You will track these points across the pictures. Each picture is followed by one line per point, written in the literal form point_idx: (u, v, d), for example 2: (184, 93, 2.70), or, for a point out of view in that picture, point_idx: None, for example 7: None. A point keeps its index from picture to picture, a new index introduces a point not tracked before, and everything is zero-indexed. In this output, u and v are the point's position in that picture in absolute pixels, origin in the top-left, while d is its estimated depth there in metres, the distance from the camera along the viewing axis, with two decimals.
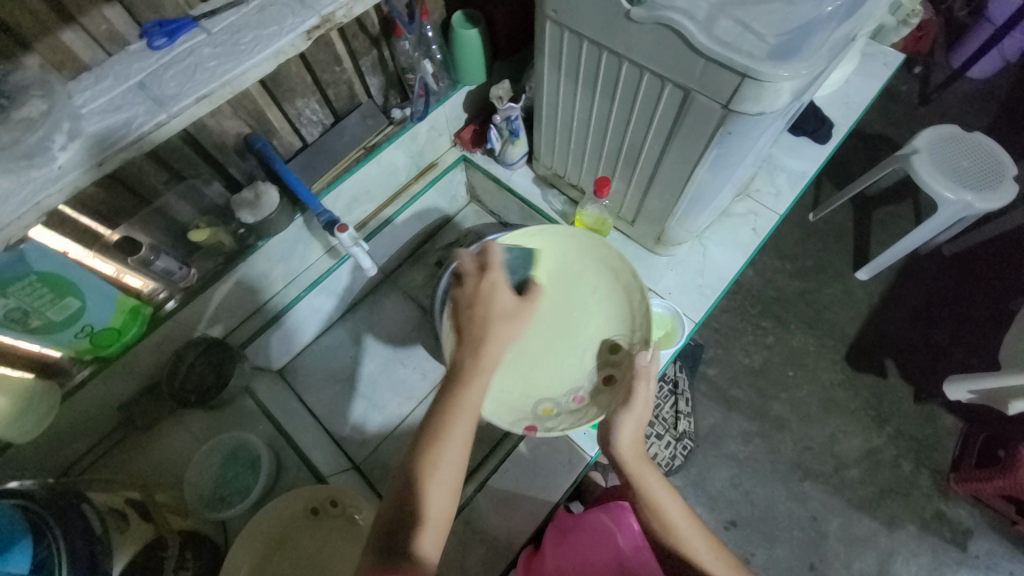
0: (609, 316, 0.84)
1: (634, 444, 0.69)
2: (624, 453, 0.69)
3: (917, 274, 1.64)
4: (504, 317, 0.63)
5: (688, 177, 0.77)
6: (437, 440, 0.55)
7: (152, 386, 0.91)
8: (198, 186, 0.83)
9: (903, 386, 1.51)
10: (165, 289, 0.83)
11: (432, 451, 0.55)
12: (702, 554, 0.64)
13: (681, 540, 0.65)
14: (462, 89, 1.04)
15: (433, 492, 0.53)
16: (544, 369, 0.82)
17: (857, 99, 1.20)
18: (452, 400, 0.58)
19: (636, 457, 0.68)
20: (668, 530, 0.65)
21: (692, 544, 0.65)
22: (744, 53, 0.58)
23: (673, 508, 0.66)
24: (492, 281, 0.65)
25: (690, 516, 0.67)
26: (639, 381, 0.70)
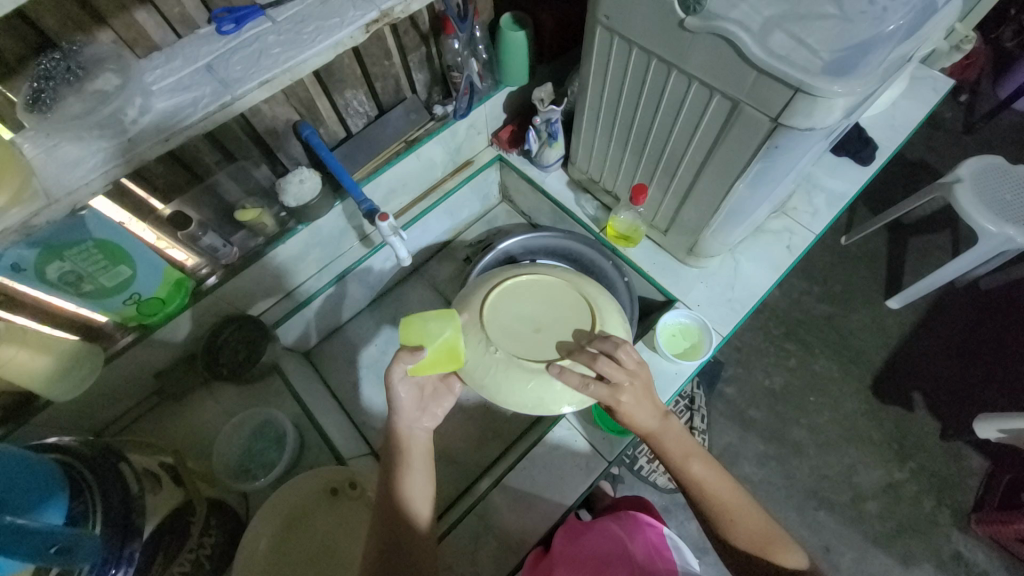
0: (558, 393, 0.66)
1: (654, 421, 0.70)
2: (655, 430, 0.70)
3: (950, 306, 1.59)
4: (413, 412, 0.70)
5: (727, 190, 0.77)
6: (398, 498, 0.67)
7: (188, 357, 0.94)
8: (246, 167, 0.86)
9: (930, 420, 1.46)
10: (208, 265, 0.87)
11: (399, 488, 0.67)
12: (733, 508, 0.69)
13: (713, 499, 0.70)
14: (503, 89, 1.05)
15: (409, 504, 0.67)
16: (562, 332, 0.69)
17: (902, 123, 1.17)
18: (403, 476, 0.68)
19: (658, 431, 0.70)
20: (697, 492, 0.70)
21: (722, 498, 0.70)
22: (798, 67, 0.57)
23: (702, 468, 0.71)
24: None
25: (716, 469, 0.72)
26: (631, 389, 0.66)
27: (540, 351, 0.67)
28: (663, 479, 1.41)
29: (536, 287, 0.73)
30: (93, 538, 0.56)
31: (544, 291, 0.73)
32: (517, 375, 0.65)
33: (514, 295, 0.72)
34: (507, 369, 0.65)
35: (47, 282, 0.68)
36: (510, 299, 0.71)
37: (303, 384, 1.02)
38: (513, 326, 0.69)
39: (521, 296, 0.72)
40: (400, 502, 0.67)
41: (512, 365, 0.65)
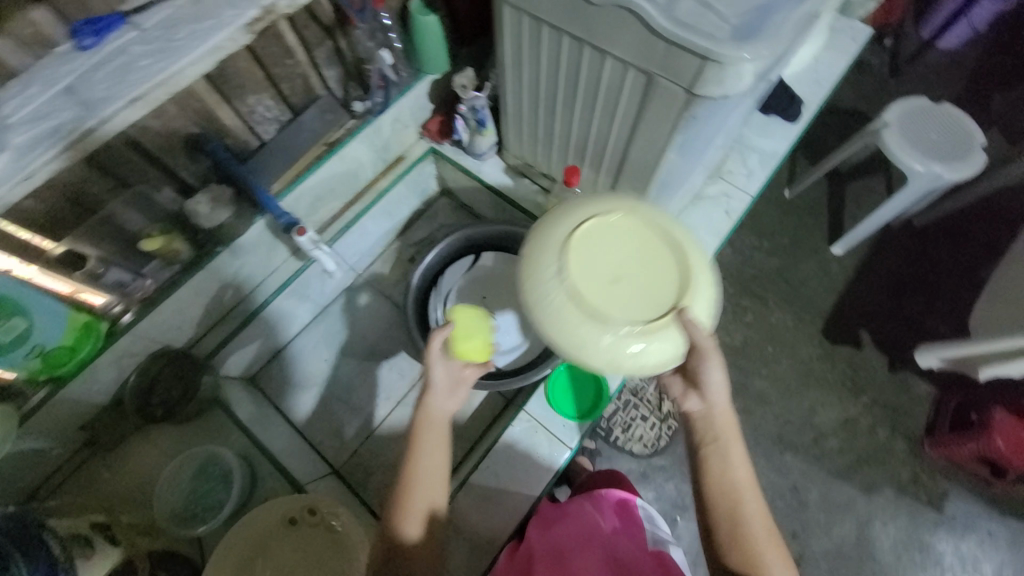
0: (609, 348, 0.62)
1: (721, 408, 0.71)
2: (717, 408, 0.71)
3: (889, 246, 1.67)
4: (446, 394, 0.74)
5: (657, 162, 0.76)
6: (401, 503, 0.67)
7: (117, 403, 0.87)
8: (147, 193, 0.79)
9: (878, 356, 1.55)
10: (121, 301, 0.80)
11: (408, 486, 0.68)
12: (755, 522, 0.65)
13: (742, 503, 0.66)
14: (426, 78, 1.00)
15: (417, 503, 0.67)
16: (649, 287, 0.64)
17: (825, 77, 1.19)
18: (410, 478, 0.68)
19: (718, 423, 0.71)
20: (727, 490, 0.67)
21: (747, 507, 0.66)
22: (706, 35, 0.56)
23: (740, 468, 0.68)
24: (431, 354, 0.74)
25: (750, 475, 0.69)
26: (711, 360, 0.67)
27: (616, 303, 0.62)
28: (638, 446, 1.44)
29: (633, 233, 0.66)
30: None
31: (634, 242, 0.66)
32: (569, 319, 0.62)
33: (608, 234, 0.65)
34: (564, 304, 0.62)
35: None
36: (599, 237, 0.65)
37: (251, 413, 0.96)
38: (596, 262, 0.64)
39: (613, 235, 0.66)
40: (407, 501, 0.67)
41: (573, 304, 0.62)
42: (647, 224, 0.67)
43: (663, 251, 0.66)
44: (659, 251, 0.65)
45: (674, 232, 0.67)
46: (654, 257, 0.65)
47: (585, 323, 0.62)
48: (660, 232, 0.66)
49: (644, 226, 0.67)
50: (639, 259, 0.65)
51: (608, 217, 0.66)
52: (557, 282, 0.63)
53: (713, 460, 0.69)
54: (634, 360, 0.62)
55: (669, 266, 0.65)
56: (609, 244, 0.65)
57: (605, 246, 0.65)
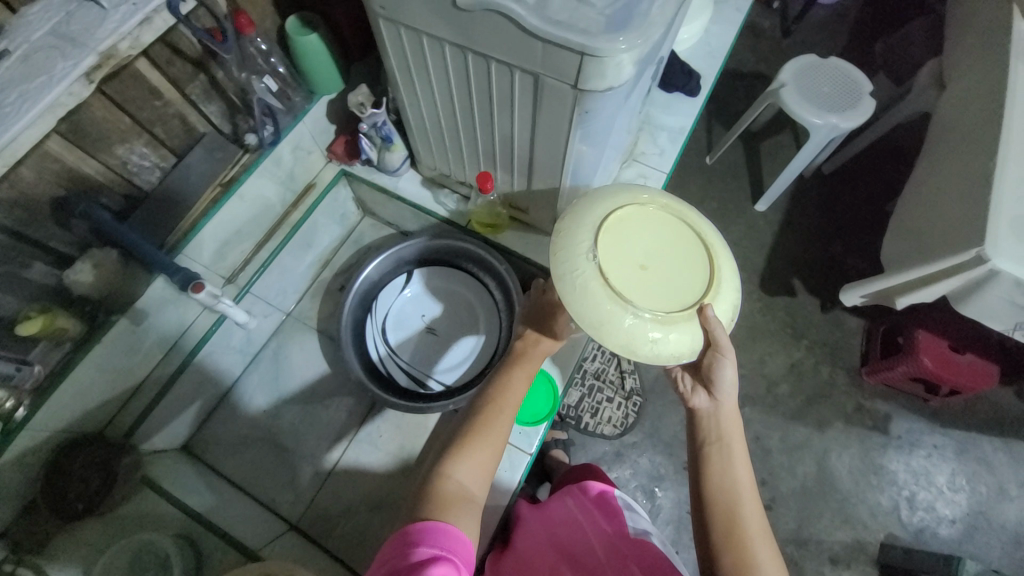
0: (627, 333, 0.62)
1: (727, 407, 0.72)
2: (724, 407, 0.72)
3: (806, 196, 1.78)
4: (520, 373, 0.72)
5: (564, 157, 0.76)
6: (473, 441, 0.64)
7: (27, 507, 0.75)
8: (14, 272, 0.69)
9: (811, 300, 1.65)
10: (10, 396, 0.71)
11: (466, 443, 0.64)
12: (750, 524, 0.65)
13: (741, 501, 0.66)
14: (320, 99, 0.97)
15: (473, 468, 0.63)
16: (674, 276, 0.65)
17: (718, 47, 1.24)
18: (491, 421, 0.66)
19: (722, 423, 0.72)
20: (728, 485, 0.67)
21: (745, 509, 0.66)
22: (578, 30, 0.55)
23: (742, 469, 0.69)
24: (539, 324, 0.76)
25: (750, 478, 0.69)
26: (728, 360, 0.67)
27: (642, 288, 0.64)
28: (609, 428, 1.46)
29: (665, 222, 0.68)
30: None
31: (674, 231, 0.68)
32: (592, 300, 0.62)
33: (645, 219, 0.68)
34: (591, 283, 0.63)
35: None
36: (637, 222, 0.67)
37: (183, 485, 0.88)
38: (628, 246, 0.66)
39: (646, 227, 0.68)
40: (461, 463, 0.63)
41: (601, 282, 0.62)
42: (682, 218, 0.69)
43: (697, 244, 0.68)
44: (689, 245, 0.67)
45: (705, 230, 0.69)
46: (681, 249, 0.67)
47: (609, 304, 0.62)
48: (695, 226, 0.69)
49: (681, 220, 0.69)
50: (676, 250, 0.67)
51: (649, 206, 0.68)
52: (587, 258, 0.64)
53: (715, 457, 0.69)
54: (652, 346, 0.63)
55: (696, 260, 0.67)
56: (655, 230, 0.67)
57: (669, 233, 0.68)
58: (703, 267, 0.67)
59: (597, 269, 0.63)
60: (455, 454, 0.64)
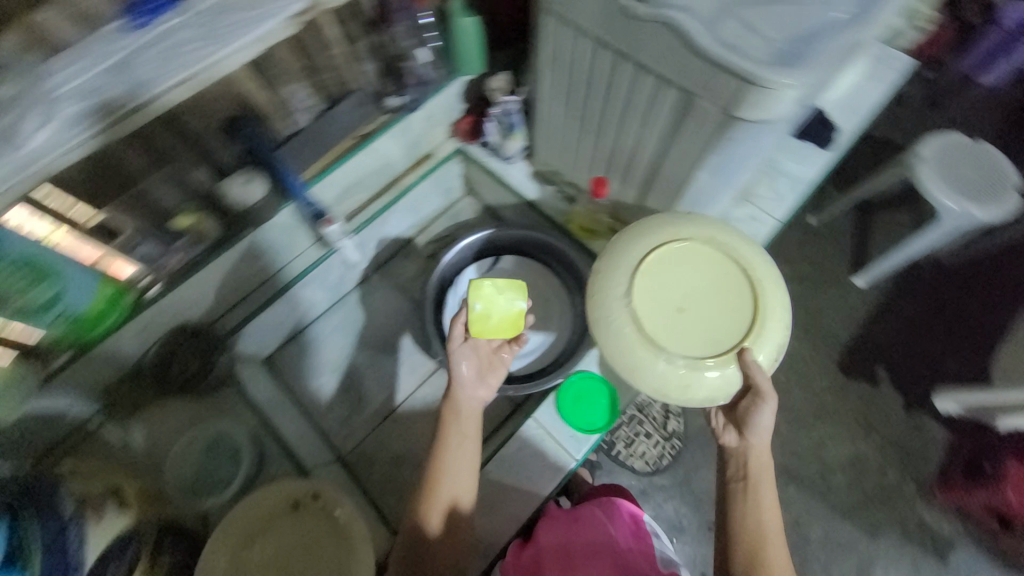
0: (663, 377, 0.67)
1: (761, 450, 0.75)
2: (758, 448, 0.75)
3: (915, 282, 1.63)
4: (472, 380, 0.84)
5: (688, 179, 0.75)
6: (426, 498, 0.77)
7: (134, 373, 0.89)
8: (181, 172, 0.80)
9: (895, 395, 1.51)
10: (149, 275, 0.82)
11: (432, 488, 0.78)
12: (776, 564, 0.70)
13: (770, 546, 0.71)
14: (457, 80, 1.01)
15: (439, 499, 0.77)
16: (720, 321, 0.68)
17: (863, 106, 1.17)
18: (438, 477, 0.78)
19: (757, 464, 0.75)
20: (757, 529, 0.72)
21: (771, 552, 0.71)
22: (747, 57, 0.55)
23: (772, 514, 0.73)
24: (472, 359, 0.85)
25: (778, 521, 0.74)
26: (766, 401, 0.69)
27: (676, 333, 0.67)
28: (640, 463, 1.43)
29: (705, 263, 0.70)
30: None
31: (718, 277, 0.70)
32: (628, 343, 0.68)
33: (686, 259, 0.70)
34: (628, 328, 0.68)
35: None
36: (691, 262, 0.70)
37: (263, 394, 0.98)
38: (665, 290, 0.69)
39: (689, 267, 0.70)
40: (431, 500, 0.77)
41: (636, 330, 0.67)
42: (729, 255, 0.70)
43: (747, 283, 0.70)
44: (740, 284, 0.70)
45: (755, 266, 0.71)
46: (722, 291, 0.69)
47: (646, 348, 0.67)
48: (741, 264, 0.70)
49: (734, 257, 0.70)
50: (727, 288, 0.69)
51: (686, 244, 0.71)
52: (620, 305, 0.68)
53: (749, 497, 0.74)
54: (687, 390, 0.68)
55: (743, 302, 0.69)
56: (706, 269, 0.70)
57: (721, 272, 0.70)
58: (745, 310, 0.69)
59: (631, 315, 0.68)
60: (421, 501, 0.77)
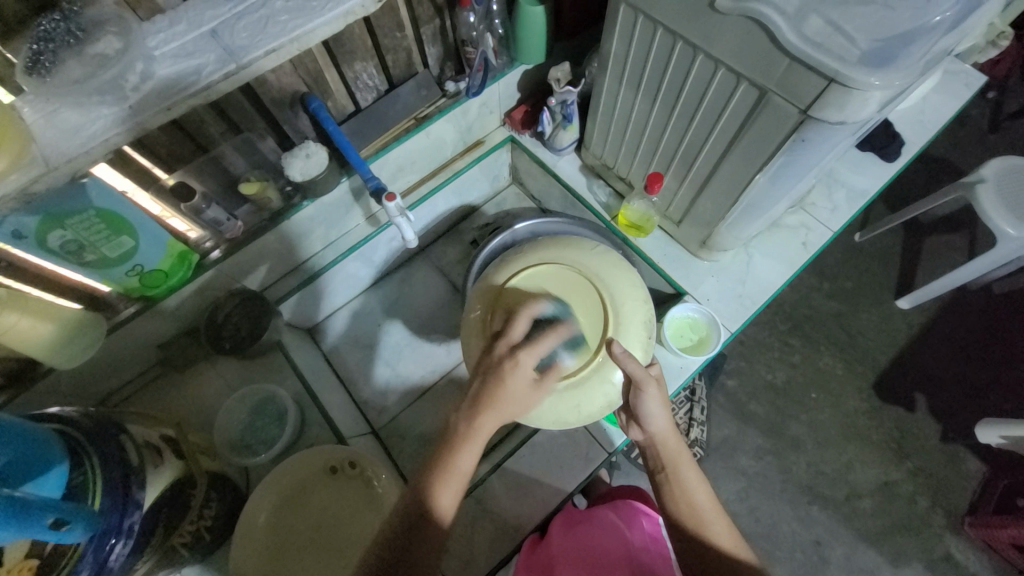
0: (561, 408, 0.67)
1: (665, 429, 0.68)
2: (660, 435, 0.67)
3: (963, 309, 1.56)
4: (529, 383, 0.59)
5: (748, 182, 0.74)
6: (439, 470, 0.57)
7: (191, 331, 0.94)
8: (252, 140, 0.83)
9: (932, 423, 1.45)
10: (212, 238, 0.86)
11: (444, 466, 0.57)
12: (722, 538, 0.61)
13: (706, 525, 0.61)
14: (519, 68, 1.01)
15: (452, 484, 0.57)
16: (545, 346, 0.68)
17: (933, 120, 1.12)
18: (459, 448, 0.58)
19: (668, 437, 0.67)
20: (688, 511, 0.63)
21: (712, 528, 0.61)
22: (835, 55, 0.54)
23: (700, 488, 0.64)
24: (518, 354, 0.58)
25: (712, 496, 0.65)
26: (647, 388, 0.65)
27: None
28: None
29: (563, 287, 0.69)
30: (92, 508, 0.56)
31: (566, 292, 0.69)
32: None
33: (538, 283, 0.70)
34: None
35: (50, 250, 0.67)
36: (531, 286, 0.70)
37: (306, 362, 1.02)
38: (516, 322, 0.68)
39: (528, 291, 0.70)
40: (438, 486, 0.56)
41: None
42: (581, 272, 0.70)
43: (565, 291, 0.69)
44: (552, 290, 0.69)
45: (587, 266, 0.72)
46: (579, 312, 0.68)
47: None
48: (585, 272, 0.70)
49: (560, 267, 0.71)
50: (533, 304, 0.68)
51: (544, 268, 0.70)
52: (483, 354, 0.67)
53: (669, 482, 0.66)
54: (580, 409, 0.67)
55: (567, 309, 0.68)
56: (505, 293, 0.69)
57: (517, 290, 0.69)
58: (595, 317, 0.68)
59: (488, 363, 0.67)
60: (427, 477, 0.57)
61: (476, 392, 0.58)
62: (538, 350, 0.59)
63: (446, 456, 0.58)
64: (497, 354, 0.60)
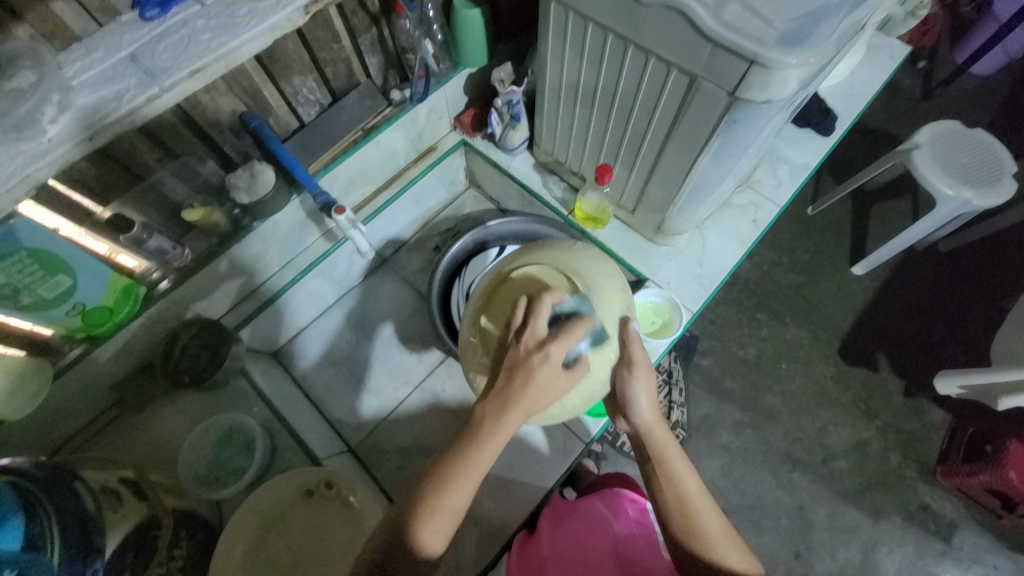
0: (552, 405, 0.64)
1: (652, 413, 0.67)
2: (645, 424, 0.67)
3: (912, 269, 1.65)
4: (550, 381, 0.55)
5: (691, 166, 0.77)
6: (458, 470, 0.54)
7: (146, 366, 0.90)
8: (192, 164, 0.81)
9: (895, 380, 1.53)
10: (159, 269, 0.82)
11: (451, 472, 0.54)
12: (712, 531, 0.63)
13: (697, 514, 0.63)
14: (462, 71, 1.02)
15: (452, 499, 0.54)
16: None
17: (862, 92, 1.19)
18: (476, 449, 0.54)
19: (653, 425, 0.67)
20: (678, 503, 0.64)
21: (702, 518, 0.63)
22: (753, 39, 0.57)
23: (689, 481, 0.65)
24: (546, 353, 0.55)
25: (701, 486, 0.66)
26: (637, 372, 0.65)
27: None
28: None
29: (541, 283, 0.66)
30: (51, 561, 0.55)
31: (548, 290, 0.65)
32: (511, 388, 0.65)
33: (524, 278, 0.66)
34: None
35: None
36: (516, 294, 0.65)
37: (275, 386, 1.00)
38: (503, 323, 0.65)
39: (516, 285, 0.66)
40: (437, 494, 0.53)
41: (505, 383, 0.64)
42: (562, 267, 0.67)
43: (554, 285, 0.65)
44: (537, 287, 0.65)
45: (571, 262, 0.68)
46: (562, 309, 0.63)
47: None
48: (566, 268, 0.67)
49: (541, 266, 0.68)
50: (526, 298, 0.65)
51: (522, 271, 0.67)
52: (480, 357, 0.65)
53: (661, 472, 0.66)
54: (566, 403, 0.64)
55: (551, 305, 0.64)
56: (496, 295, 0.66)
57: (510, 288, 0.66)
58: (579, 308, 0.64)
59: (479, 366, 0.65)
60: (433, 479, 0.55)
61: (496, 385, 0.56)
62: (568, 340, 0.56)
63: (463, 455, 0.55)
64: (527, 347, 0.56)
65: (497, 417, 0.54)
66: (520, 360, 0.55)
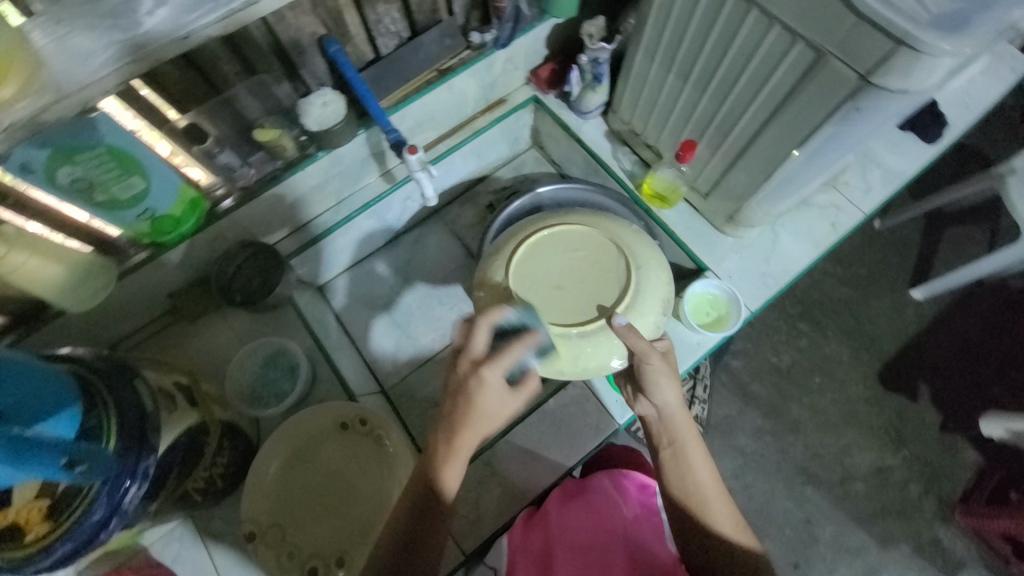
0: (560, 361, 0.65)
1: (677, 406, 0.67)
2: (669, 413, 0.68)
3: (976, 301, 1.54)
4: (505, 396, 0.59)
5: (784, 157, 0.71)
6: (441, 472, 0.61)
7: (202, 280, 0.93)
8: (268, 83, 0.79)
9: (932, 413, 1.46)
10: (224, 185, 0.83)
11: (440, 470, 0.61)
12: (724, 522, 0.65)
13: (709, 505, 0.66)
14: (548, 21, 0.95)
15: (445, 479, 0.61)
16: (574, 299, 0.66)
17: (977, 100, 1.07)
18: (444, 459, 0.60)
19: (675, 417, 0.68)
20: (689, 493, 0.66)
21: (714, 506, 0.66)
22: (907, 16, 0.50)
23: (705, 472, 0.67)
24: (480, 378, 0.58)
25: (715, 477, 0.68)
26: (663, 365, 0.64)
27: (563, 312, 0.65)
28: None
29: (582, 240, 0.68)
30: (106, 450, 0.56)
31: (589, 253, 0.68)
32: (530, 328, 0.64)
33: (571, 235, 0.69)
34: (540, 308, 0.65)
35: (59, 188, 0.64)
36: (556, 249, 0.68)
37: (317, 318, 1.01)
38: (543, 269, 0.67)
39: (563, 238, 0.69)
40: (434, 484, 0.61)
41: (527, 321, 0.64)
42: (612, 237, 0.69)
43: (601, 253, 0.68)
44: (583, 248, 0.68)
45: (621, 234, 0.70)
46: (595, 274, 0.67)
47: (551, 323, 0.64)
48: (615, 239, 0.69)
49: (592, 231, 0.69)
50: (570, 251, 0.68)
51: (570, 225, 0.69)
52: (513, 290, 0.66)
53: (679, 462, 0.67)
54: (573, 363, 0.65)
55: (592, 271, 0.67)
56: (542, 239, 0.68)
57: (560, 238, 0.69)
58: (616, 279, 0.67)
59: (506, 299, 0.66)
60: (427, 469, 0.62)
61: (449, 408, 0.60)
62: (504, 364, 0.58)
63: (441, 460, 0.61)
64: (461, 374, 0.59)
65: (453, 435, 0.60)
66: (463, 389, 0.59)
